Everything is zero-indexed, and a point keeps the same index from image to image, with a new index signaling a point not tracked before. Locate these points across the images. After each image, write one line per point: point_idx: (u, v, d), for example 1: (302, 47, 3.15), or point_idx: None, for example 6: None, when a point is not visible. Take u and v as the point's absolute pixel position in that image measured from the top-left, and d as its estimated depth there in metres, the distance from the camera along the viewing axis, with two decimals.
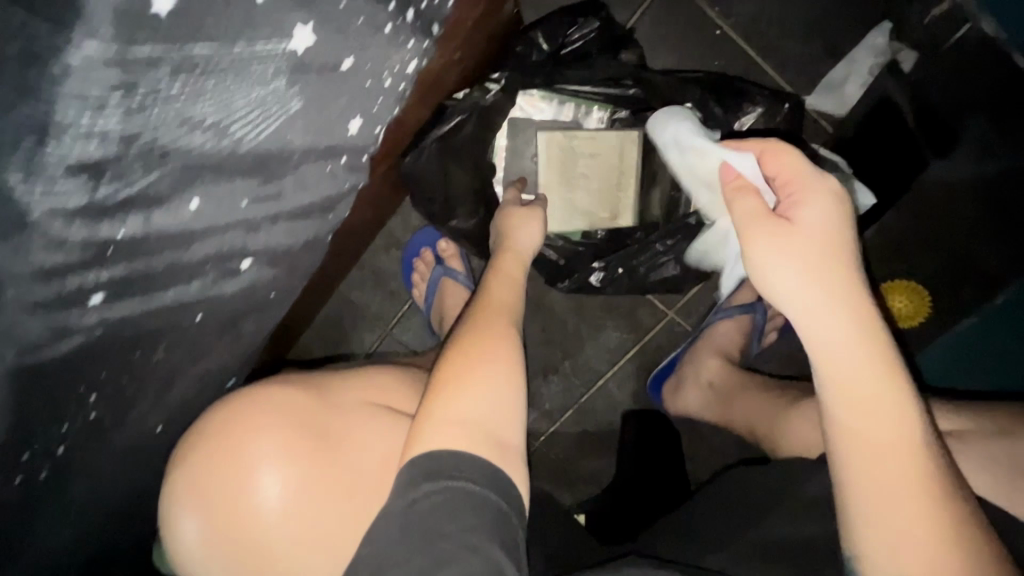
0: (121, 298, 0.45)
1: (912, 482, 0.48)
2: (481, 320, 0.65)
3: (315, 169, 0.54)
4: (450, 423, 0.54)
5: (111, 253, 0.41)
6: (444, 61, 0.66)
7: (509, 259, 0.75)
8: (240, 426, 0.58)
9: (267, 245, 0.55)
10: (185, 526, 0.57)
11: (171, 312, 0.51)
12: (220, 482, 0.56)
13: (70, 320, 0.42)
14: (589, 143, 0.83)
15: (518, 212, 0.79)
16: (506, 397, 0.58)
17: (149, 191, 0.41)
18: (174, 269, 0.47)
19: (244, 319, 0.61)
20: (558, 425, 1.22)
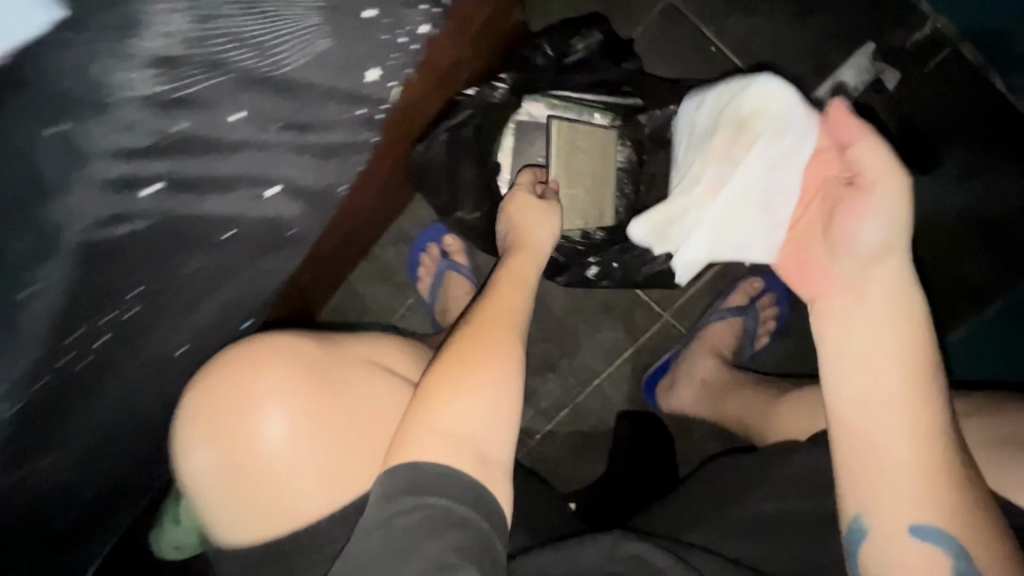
0: (175, 193, 0.49)
1: (933, 473, 0.52)
2: (485, 323, 0.65)
3: (336, 111, 0.57)
4: (443, 431, 0.56)
5: (170, 145, 0.46)
6: (456, 54, 0.72)
7: (520, 258, 0.75)
8: (259, 375, 0.62)
9: (293, 176, 0.57)
10: (195, 451, 0.62)
11: (205, 224, 0.53)
12: (232, 419, 0.61)
13: (127, 205, 0.46)
14: (589, 137, 0.84)
15: (531, 203, 0.78)
16: (497, 410, 0.59)
17: (204, 95, 0.46)
18: (215, 178, 0.51)
19: (261, 257, 0.62)
20: (553, 424, 1.24)
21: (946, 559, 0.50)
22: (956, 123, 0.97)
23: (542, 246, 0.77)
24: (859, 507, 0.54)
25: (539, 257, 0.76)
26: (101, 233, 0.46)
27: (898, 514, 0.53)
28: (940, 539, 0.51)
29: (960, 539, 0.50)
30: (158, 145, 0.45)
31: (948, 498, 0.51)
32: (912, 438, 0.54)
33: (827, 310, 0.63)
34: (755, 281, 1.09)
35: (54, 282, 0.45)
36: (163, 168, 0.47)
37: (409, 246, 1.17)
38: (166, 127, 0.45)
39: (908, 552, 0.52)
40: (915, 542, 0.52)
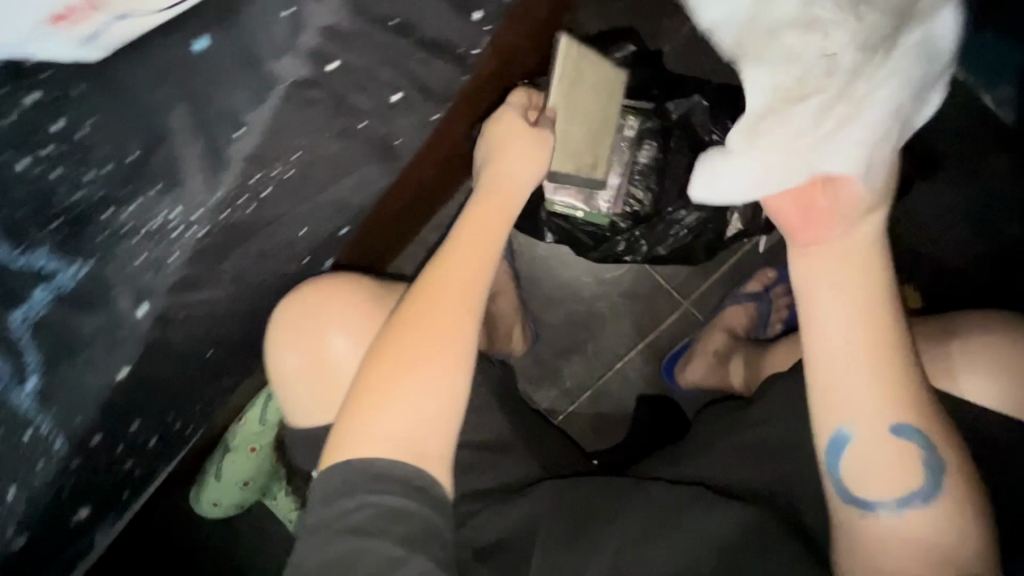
0: (339, 75, 0.47)
1: (909, 388, 0.53)
2: (439, 300, 0.60)
3: (443, 9, 0.50)
4: (396, 380, 0.57)
5: (333, 47, 0.45)
6: (516, 42, 0.83)
7: (490, 201, 0.68)
8: (325, 303, 0.67)
9: (415, 90, 0.55)
10: (282, 364, 0.68)
11: (338, 111, 0.49)
12: (307, 338, 0.67)
13: (317, 85, 0.46)
14: (596, 68, 0.74)
15: (519, 129, 0.70)
16: (454, 364, 0.58)
17: (417, 26, 0.49)
18: (358, 73, 0.48)
19: (350, 170, 0.57)
20: (576, 405, 1.31)
21: (918, 453, 0.53)
22: None
23: (521, 184, 0.69)
24: (843, 420, 0.54)
25: (516, 198, 0.69)
26: (353, 127, 0.52)
27: (877, 421, 0.53)
28: (915, 439, 0.53)
29: (931, 440, 0.53)
30: (387, 62, 0.49)
31: (920, 407, 0.53)
32: (893, 362, 0.53)
33: (820, 260, 0.55)
34: (770, 271, 1.18)
35: (262, 124, 0.45)
36: (408, 75, 0.52)
37: None
38: (413, 52, 0.51)
39: (890, 452, 0.53)
40: (895, 442, 0.53)
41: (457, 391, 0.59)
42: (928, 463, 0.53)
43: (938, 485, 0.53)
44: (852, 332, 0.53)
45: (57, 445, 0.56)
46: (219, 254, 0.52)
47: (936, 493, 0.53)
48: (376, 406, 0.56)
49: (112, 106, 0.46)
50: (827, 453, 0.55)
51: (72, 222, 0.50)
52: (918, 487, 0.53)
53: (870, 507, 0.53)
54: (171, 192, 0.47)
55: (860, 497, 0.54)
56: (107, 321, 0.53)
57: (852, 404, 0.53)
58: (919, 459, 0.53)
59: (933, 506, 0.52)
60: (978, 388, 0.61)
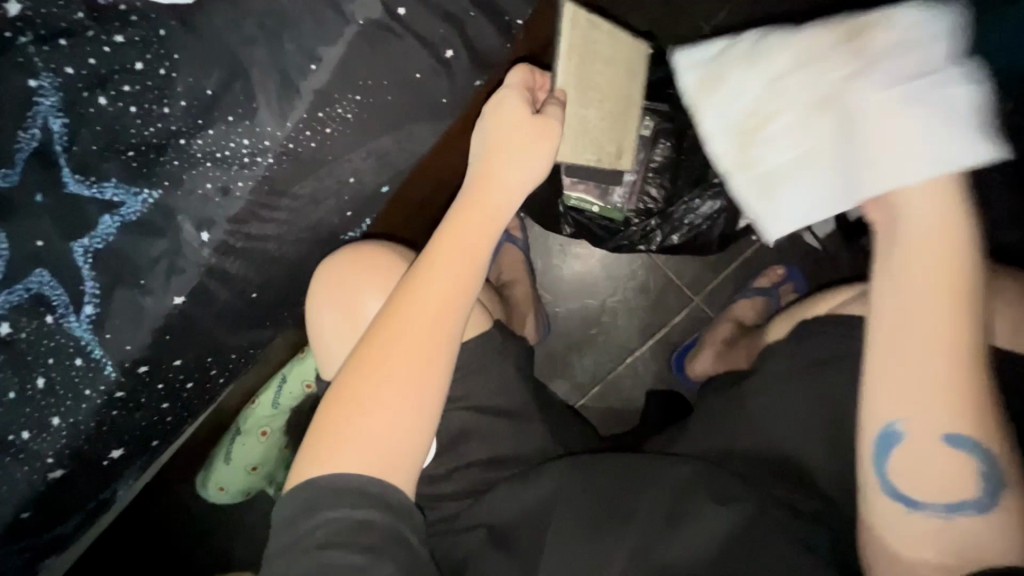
0: (404, 24, 0.52)
1: (976, 394, 0.45)
2: (418, 315, 0.56)
3: None
4: (356, 404, 0.54)
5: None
6: (549, 32, 0.88)
7: (477, 202, 0.61)
8: (360, 264, 0.68)
9: (467, 50, 0.58)
10: (322, 323, 0.69)
11: (398, 58, 0.53)
12: (344, 301, 0.68)
13: (385, 28, 0.51)
14: (608, 43, 0.74)
15: (518, 118, 0.61)
16: (421, 396, 0.55)
17: None
18: (420, 23, 0.52)
19: (398, 126, 0.59)
20: (586, 398, 1.33)
21: (973, 464, 0.45)
22: None
23: (507, 193, 0.61)
24: (898, 415, 0.47)
25: (504, 207, 0.62)
26: (411, 77, 0.55)
27: (931, 421, 0.46)
28: (972, 448, 0.45)
29: (990, 452, 0.45)
30: (445, 18, 0.54)
31: (986, 419, 0.45)
32: (955, 356, 0.45)
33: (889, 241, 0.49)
34: (778, 269, 1.21)
35: (334, 60, 0.50)
36: (461, 33, 0.56)
37: None
38: (467, 9, 0.55)
39: (938, 460, 0.46)
40: (948, 450, 0.46)
41: (422, 419, 0.55)
42: (985, 474, 0.45)
43: (997, 501, 0.45)
44: (915, 322, 0.46)
45: (108, 369, 0.59)
46: (283, 185, 0.55)
47: (992, 508, 0.45)
48: (338, 431, 0.54)
49: (198, 47, 0.52)
50: (875, 446, 0.49)
51: (148, 151, 0.54)
52: (973, 498, 0.45)
53: (917, 518, 0.46)
54: (247, 120, 0.51)
55: (903, 502, 0.47)
56: (170, 247, 0.55)
57: (910, 401, 0.46)
58: (974, 471, 0.45)
59: (1001, 524, 0.44)
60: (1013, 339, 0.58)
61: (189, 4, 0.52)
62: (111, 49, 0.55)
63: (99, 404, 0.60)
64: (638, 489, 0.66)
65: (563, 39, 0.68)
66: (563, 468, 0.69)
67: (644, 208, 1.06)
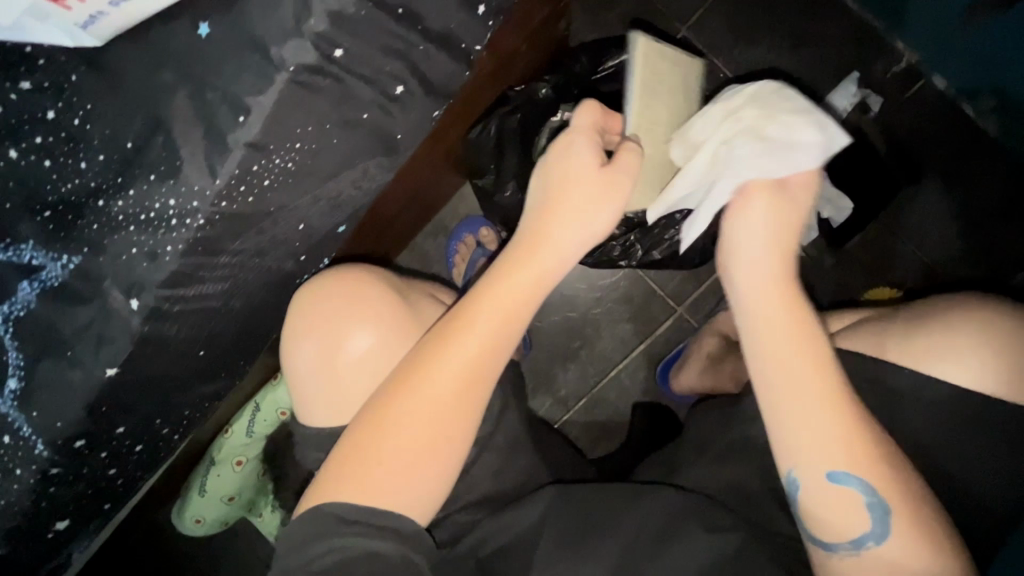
0: (347, 65, 0.46)
1: (851, 436, 0.52)
2: (468, 387, 0.57)
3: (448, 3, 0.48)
4: (376, 462, 0.56)
5: (336, 34, 0.44)
6: (515, 47, 0.83)
7: (525, 264, 0.58)
8: (344, 298, 0.67)
9: (420, 87, 0.52)
10: (299, 357, 0.67)
11: (341, 101, 0.47)
12: (327, 336, 0.67)
13: (321, 73, 0.45)
14: (676, 68, 0.69)
15: (588, 180, 0.57)
16: (435, 459, 0.57)
17: (420, 16, 0.47)
18: (363, 61, 0.46)
19: (351, 169, 0.53)
20: (572, 413, 1.28)
21: (858, 498, 0.51)
22: (932, 144, 1.08)
23: (564, 253, 0.58)
24: (788, 464, 0.54)
25: (558, 268, 0.58)
26: (358, 118, 0.49)
27: (812, 466, 0.52)
28: (855, 484, 0.51)
29: (875, 488, 0.51)
30: (392, 52, 0.47)
31: (863, 459, 0.51)
32: (823, 408, 0.52)
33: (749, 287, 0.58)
34: None
35: (265, 111, 0.45)
36: (412, 67, 0.50)
37: (447, 236, 1.18)
38: (417, 43, 0.48)
39: (831, 500, 0.52)
40: (832, 484, 0.52)
41: (435, 483, 0.58)
42: (873, 507, 0.51)
43: (888, 529, 0.50)
44: (775, 380, 0.54)
45: (39, 447, 0.54)
46: (220, 244, 0.50)
47: (886, 537, 0.50)
48: (351, 494, 0.55)
49: (112, 97, 0.47)
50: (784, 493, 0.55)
51: (66, 211, 0.49)
52: (868, 530, 0.51)
53: (832, 556, 0.52)
54: (171, 179, 0.46)
55: (815, 539, 0.53)
56: (99, 315, 0.50)
57: (787, 450, 0.53)
58: (863, 505, 0.51)
59: (896, 549, 0.50)
60: (973, 377, 0.59)
61: (98, 47, 0.46)
62: (18, 96, 0.49)
63: (32, 483, 0.55)
64: (622, 514, 0.64)
65: (633, 75, 0.65)
66: (550, 493, 0.68)
67: (625, 222, 1.01)
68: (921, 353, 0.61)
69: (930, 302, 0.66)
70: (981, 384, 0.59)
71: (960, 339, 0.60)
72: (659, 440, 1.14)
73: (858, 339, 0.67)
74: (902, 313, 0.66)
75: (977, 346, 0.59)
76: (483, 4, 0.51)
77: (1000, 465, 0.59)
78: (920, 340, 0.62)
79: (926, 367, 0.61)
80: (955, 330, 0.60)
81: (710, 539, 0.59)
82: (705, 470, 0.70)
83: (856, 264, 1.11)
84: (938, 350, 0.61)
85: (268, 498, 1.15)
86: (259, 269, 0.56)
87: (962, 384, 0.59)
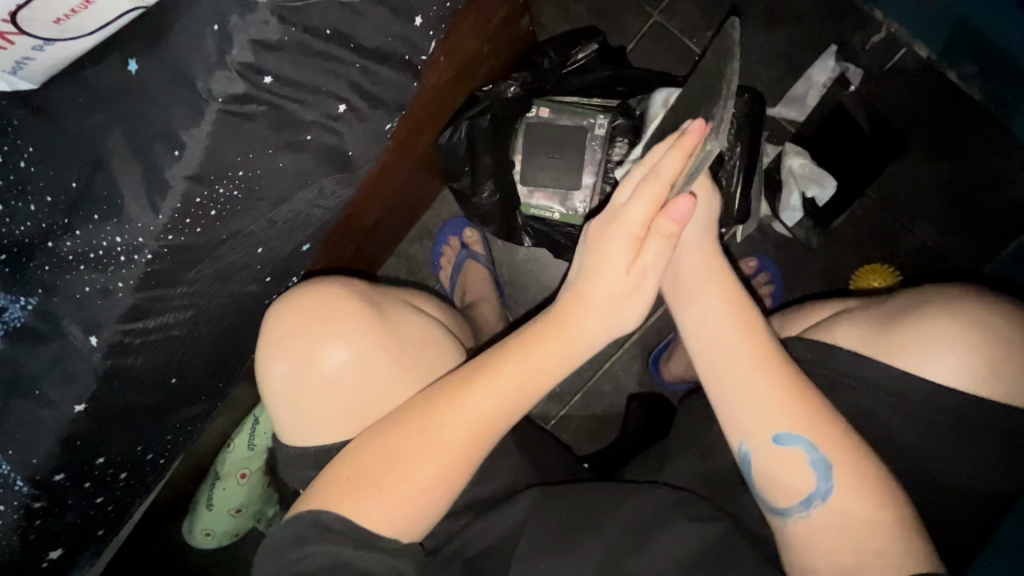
0: (281, 90, 0.46)
1: (794, 403, 0.53)
2: (537, 381, 0.56)
3: (378, 22, 0.47)
4: (382, 472, 0.54)
5: (264, 57, 0.44)
6: (476, 49, 0.81)
7: (557, 340, 0.56)
8: (314, 310, 0.63)
9: (365, 101, 0.51)
10: (272, 379, 0.63)
11: (280, 125, 0.47)
12: (298, 353, 0.62)
13: (254, 97, 0.45)
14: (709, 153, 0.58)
15: (609, 283, 0.55)
16: (467, 450, 0.55)
17: (351, 38, 0.47)
18: (299, 84, 0.46)
19: (302, 187, 0.52)
20: (568, 408, 1.18)
21: (803, 455, 0.52)
22: (919, 114, 1.02)
23: (591, 338, 0.57)
24: (741, 436, 0.55)
25: (583, 352, 0.57)
26: (301, 140, 0.49)
27: (758, 430, 0.54)
28: (798, 444, 0.53)
29: (818, 444, 0.52)
30: (326, 72, 0.47)
31: (803, 417, 0.53)
32: (783, 390, 0.54)
33: (701, 304, 0.59)
34: (749, 260, 1.07)
35: (198, 144, 0.45)
36: (352, 85, 0.49)
37: (432, 240, 1.16)
38: (353, 62, 0.48)
39: (775, 463, 0.53)
40: (777, 450, 0.53)
41: (435, 501, 0.55)
42: (816, 462, 0.52)
43: (832, 486, 0.52)
44: (732, 371, 0.55)
45: (19, 484, 0.54)
46: (174, 277, 0.50)
47: (832, 494, 0.52)
48: (341, 511, 0.53)
49: (53, 138, 0.48)
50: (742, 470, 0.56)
51: (20, 253, 0.51)
52: (814, 486, 0.52)
53: (788, 520, 0.54)
54: (115, 217, 0.47)
55: (769, 503, 0.55)
56: (60, 353, 0.51)
57: (725, 415, 0.56)
58: (806, 462, 0.52)
59: (842, 499, 0.51)
60: (966, 376, 0.58)
61: (37, 89, 0.48)
62: None
63: (16, 518, 0.56)
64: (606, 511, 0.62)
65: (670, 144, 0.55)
66: (528, 498, 0.64)
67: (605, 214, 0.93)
68: (896, 347, 0.60)
69: (905, 294, 0.64)
70: (956, 380, 0.58)
71: (938, 331, 0.58)
72: (659, 435, 1.06)
73: (839, 332, 0.64)
74: (878, 307, 0.64)
75: (957, 343, 0.58)
76: (420, 14, 0.50)
77: (977, 448, 0.59)
78: (903, 332, 0.60)
79: (932, 374, 0.58)
80: (933, 322, 0.59)
81: (694, 528, 0.59)
82: (694, 470, 0.69)
83: (845, 243, 1.07)
84: (939, 348, 0.58)
85: (275, 508, 1.13)
86: (220, 298, 0.56)
87: (940, 381, 0.58)
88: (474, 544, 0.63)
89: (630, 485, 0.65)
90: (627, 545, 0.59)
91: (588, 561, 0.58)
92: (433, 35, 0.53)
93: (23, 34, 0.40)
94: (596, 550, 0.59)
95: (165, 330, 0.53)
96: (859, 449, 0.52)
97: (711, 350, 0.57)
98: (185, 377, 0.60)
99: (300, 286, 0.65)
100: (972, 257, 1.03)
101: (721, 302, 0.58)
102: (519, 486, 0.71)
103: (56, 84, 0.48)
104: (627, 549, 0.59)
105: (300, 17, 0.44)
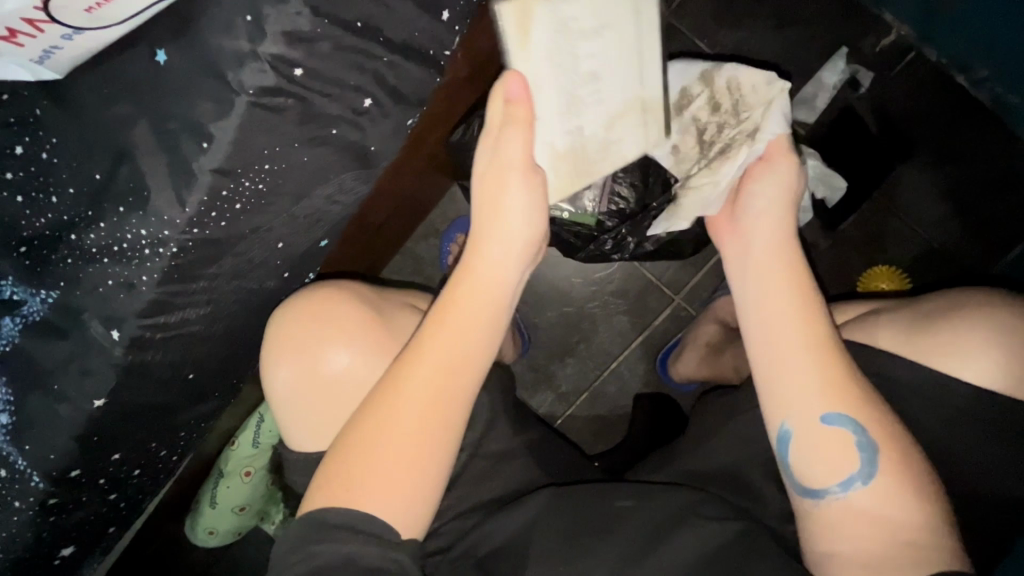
0: (309, 83, 0.45)
1: (841, 382, 0.53)
2: (462, 318, 0.56)
3: (404, 16, 0.47)
4: (402, 458, 0.53)
5: (295, 49, 0.43)
6: (490, 48, 0.81)
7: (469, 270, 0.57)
8: (311, 318, 0.62)
9: (390, 96, 0.51)
10: (277, 384, 0.62)
11: (307, 118, 0.47)
12: (303, 359, 0.62)
13: (285, 90, 0.44)
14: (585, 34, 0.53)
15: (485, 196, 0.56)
16: (449, 414, 0.55)
17: (379, 32, 0.46)
18: (328, 77, 0.46)
19: (324, 183, 0.52)
20: (574, 408, 1.18)
21: (849, 436, 0.52)
22: (926, 118, 1.03)
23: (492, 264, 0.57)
24: (784, 416, 0.54)
25: (493, 280, 0.57)
26: (327, 134, 0.49)
27: (805, 409, 0.53)
28: (846, 424, 0.52)
29: (865, 426, 0.52)
30: (355, 67, 0.47)
31: (849, 398, 0.53)
32: (834, 366, 0.54)
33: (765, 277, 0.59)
34: None
35: (227, 135, 0.44)
36: (378, 79, 0.49)
37: (440, 239, 1.15)
38: (381, 57, 0.48)
39: (821, 441, 0.53)
40: (824, 429, 0.53)
41: (431, 483, 0.55)
42: (862, 445, 0.52)
43: (875, 468, 0.52)
44: (788, 343, 0.55)
45: (35, 479, 0.54)
46: (195, 271, 0.50)
47: (873, 476, 0.52)
48: (345, 505, 0.52)
49: (76, 129, 0.48)
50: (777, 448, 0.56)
51: (40, 246, 0.50)
52: (855, 469, 0.52)
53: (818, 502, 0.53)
54: (140, 209, 0.46)
55: (806, 484, 0.54)
56: (79, 347, 0.51)
57: (769, 393, 0.56)
58: (852, 443, 0.52)
59: (873, 490, 0.51)
60: (997, 376, 0.58)
61: (61, 79, 0.48)
62: None
63: (31, 514, 0.55)
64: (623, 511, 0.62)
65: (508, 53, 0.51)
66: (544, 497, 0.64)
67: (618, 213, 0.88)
68: (929, 347, 0.60)
69: (933, 297, 0.65)
70: (988, 381, 0.58)
71: (970, 333, 0.59)
72: (667, 436, 1.05)
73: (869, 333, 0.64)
74: (903, 309, 0.65)
75: (989, 345, 0.58)
76: (447, 10, 0.50)
77: (992, 449, 0.59)
78: (934, 333, 0.60)
79: (965, 375, 0.58)
80: (965, 325, 0.59)
81: (712, 527, 0.58)
82: (709, 471, 0.69)
83: (853, 245, 1.07)
84: (970, 350, 0.58)
85: (280, 506, 1.12)
86: (238, 294, 0.55)
87: (971, 381, 0.58)
88: (489, 543, 0.63)
89: (646, 484, 0.65)
90: (644, 544, 0.58)
91: (606, 560, 0.58)
92: (458, 29, 0.52)
93: (53, 22, 0.40)
94: (613, 549, 0.59)
95: (185, 324, 0.53)
96: (898, 433, 0.53)
97: (767, 322, 0.57)
98: (202, 373, 0.59)
99: (307, 288, 0.64)
100: (979, 261, 1.04)
101: (785, 275, 0.58)
102: (533, 485, 0.71)
103: (80, 75, 0.47)
104: (645, 549, 0.58)
105: (331, 10, 0.43)
